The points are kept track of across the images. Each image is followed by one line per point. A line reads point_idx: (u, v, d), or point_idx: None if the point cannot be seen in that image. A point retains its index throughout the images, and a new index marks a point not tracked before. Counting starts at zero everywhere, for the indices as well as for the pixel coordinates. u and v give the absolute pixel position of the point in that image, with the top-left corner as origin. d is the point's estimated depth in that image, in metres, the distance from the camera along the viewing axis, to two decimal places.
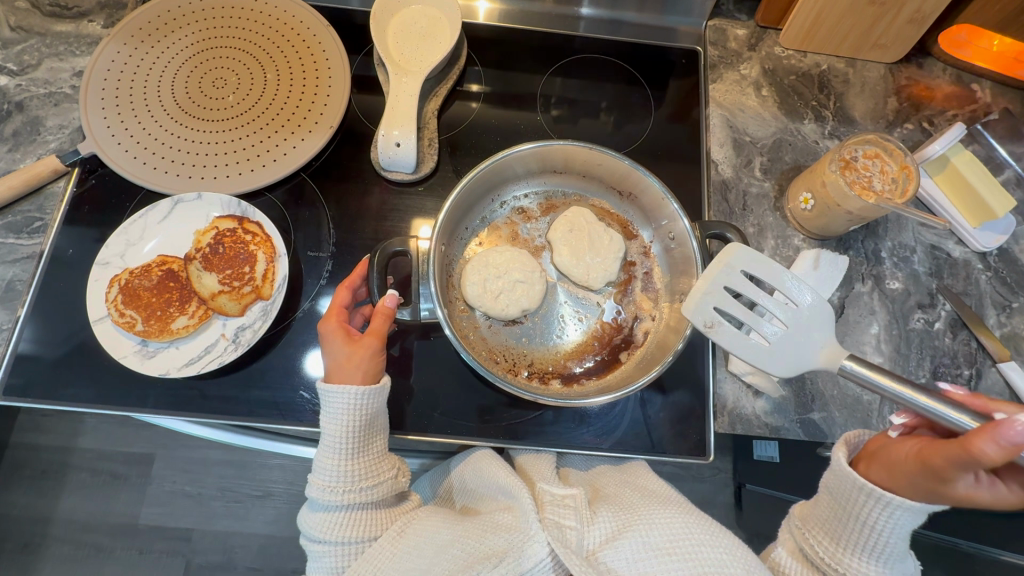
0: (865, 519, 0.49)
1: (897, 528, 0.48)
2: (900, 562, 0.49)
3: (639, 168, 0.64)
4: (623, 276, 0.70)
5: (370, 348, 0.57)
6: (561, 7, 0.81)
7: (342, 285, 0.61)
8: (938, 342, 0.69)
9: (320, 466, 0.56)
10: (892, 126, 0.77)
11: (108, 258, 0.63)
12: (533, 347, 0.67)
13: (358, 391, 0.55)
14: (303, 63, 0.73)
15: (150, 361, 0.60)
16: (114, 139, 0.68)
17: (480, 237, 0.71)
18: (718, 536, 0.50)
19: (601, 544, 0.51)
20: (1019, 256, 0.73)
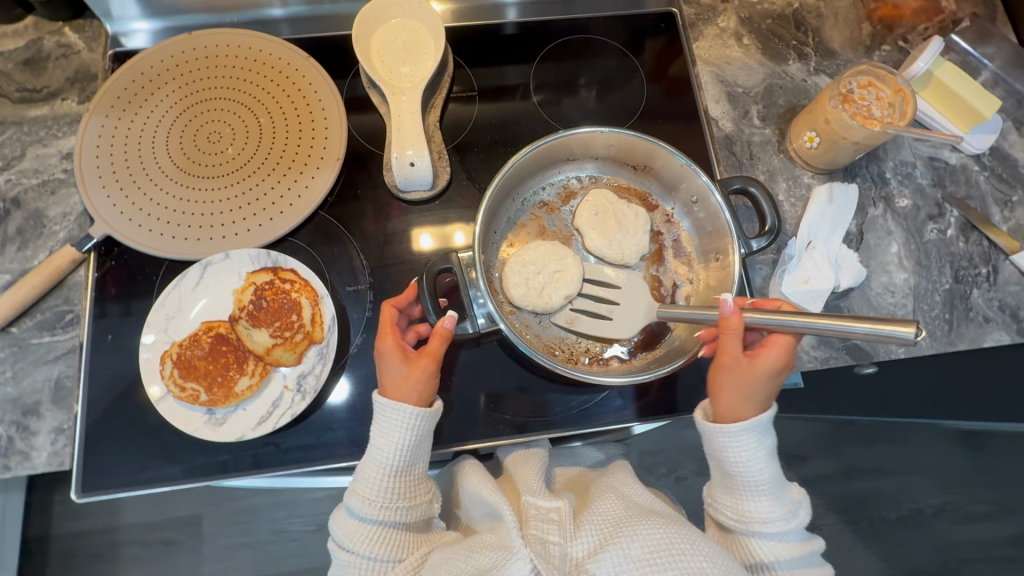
0: (730, 462, 0.52)
1: (750, 455, 0.52)
2: (777, 486, 0.52)
3: (653, 142, 0.66)
4: (654, 247, 0.72)
5: (428, 369, 0.58)
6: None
7: (388, 305, 0.63)
8: (954, 248, 0.73)
9: (362, 477, 0.57)
10: (871, 51, 0.80)
11: (153, 335, 0.62)
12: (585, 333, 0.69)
13: (413, 412, 0.56)
14: (294, 100, 0.72)
15: (222, 428, 0.60)
16: (124, 215, 0.67)
17: (510, 239, 0.71)
18: (699, 543, 0.49)
19: (589, 554, 0.49)
20: (1010, 151, 0.77)
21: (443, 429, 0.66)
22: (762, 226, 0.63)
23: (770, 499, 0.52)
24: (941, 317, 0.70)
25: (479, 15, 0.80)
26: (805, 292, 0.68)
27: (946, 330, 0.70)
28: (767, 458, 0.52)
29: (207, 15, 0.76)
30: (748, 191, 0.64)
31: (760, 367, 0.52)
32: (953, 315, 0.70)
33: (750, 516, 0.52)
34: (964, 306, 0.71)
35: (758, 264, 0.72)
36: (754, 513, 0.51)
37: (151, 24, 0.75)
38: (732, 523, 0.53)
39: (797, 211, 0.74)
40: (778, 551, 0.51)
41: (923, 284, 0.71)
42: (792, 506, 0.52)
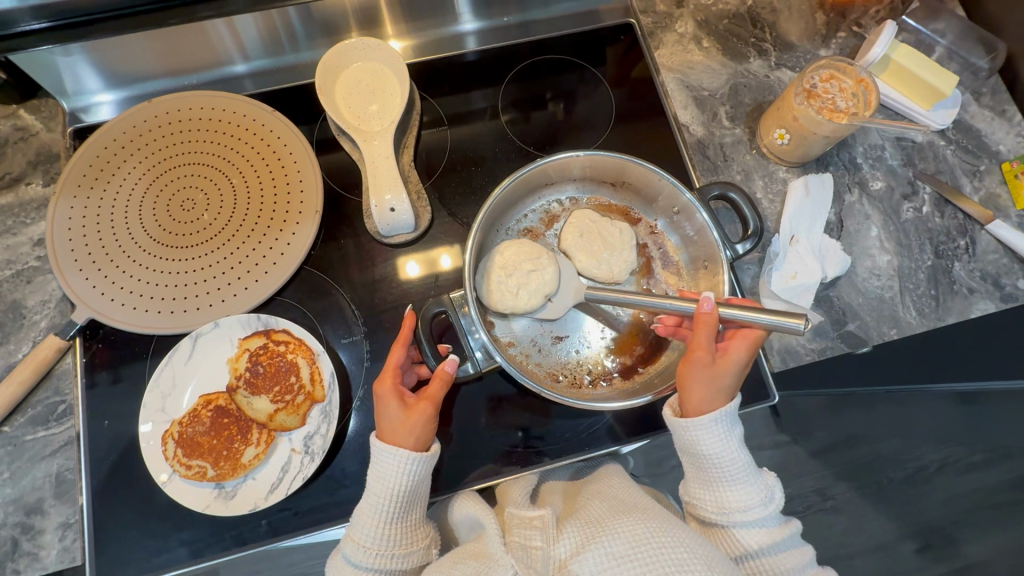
0: (701, 450, 0.53)
1: (721, 442, 0.53)
2: (751, 474, 0.53)
3: (628, 160, 0.67)
4: (642, 260, 0.73)
5: (426, 414, 0.57)
6: (446, 30, 0.80)
7: (397, 345, 0.60)
8: (931, 224, 0.74)
9: (358, 523, 0.56)
10: (827, 39, 0.81)
11: (151, 416, 0.61)
12: (585, 355, 0.69)
13: (409, 457, 0.55)
14: (265, 157, 0.72)
15: (234, 502, 0.59)
16: (105, 296, 0.66)
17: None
18: (679, 536, 0.47)
19: (572, 554, 0.48)
20: (972, 123, 0.79)
21: (457, 469, 0.66)
22: (745, 229, 0.64)
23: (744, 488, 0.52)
24: (927, 294, 0.71)
25: (441, 47, 0.80)
26: (793, 287, 0.69)
27: (933, 307, 0.71)
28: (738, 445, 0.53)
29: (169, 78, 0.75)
30: (728, 196, 0.65)
31: (730, 361, 0.55)
32: (938, 290, 0.72)
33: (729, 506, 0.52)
34: (948, 281, 0.72)
35: (746, 264, 0.73)
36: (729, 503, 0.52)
37: (114, 94, 0.74)
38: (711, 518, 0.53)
39: (776, 207, 0.75)
40: (761, 538, 0.51)
41: (906, 264, 0.73)
42: (768, 493, 0.52)
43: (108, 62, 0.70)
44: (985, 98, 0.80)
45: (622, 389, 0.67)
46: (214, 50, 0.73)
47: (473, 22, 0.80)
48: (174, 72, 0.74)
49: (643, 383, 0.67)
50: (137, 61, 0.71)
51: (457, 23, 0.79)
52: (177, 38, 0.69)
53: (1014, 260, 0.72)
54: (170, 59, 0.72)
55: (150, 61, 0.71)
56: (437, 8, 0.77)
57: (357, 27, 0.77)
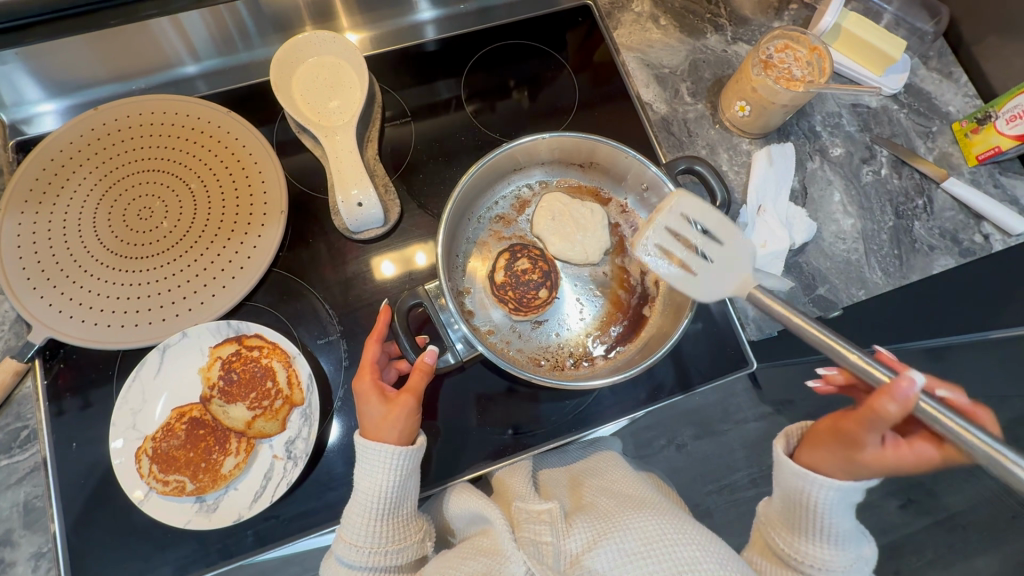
0: (812, 509, 0.52)
1: (831, 512, 0.51)
2: (849, 540, 0.52)
3: (595, 139, 0.67)
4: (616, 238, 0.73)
5: (407, 406, 0.56)
6: (402, 21, 0.79)
7: (371, 339, 0.60)
8: (890, 185, 0.77)
9: (348, 523, 0.55)
10: (780, 12, 0.83)
11: (121, 433, 0.59)
12: (566, 337, 0.69)
13: (395, 452, 0.54)
14: (223, 160, 0.69)
15: (216, 514, 0.58)
16: (63, 313, 0.63)
17: (473, 260, 0.71)
18: (690, 533, 0.50)
19: (584, 550, 0.50)
20: (922, 86, 0.81)
21: (444, 460, 0.66)
22: (714, 201, 0.65)
23: (836, 546, 0.52)
24: (891, 254, 0.74)
25: (399, 38, 0.79)
26: (763, 255, 0.70)
27: (898, 266, 0.73)
28: (846, 516, 0.52)
29: (119, 82, 0.72)
30: (694, 169, 0.66)
31: (883, 462, 0.48)
32: (901, 250, 0.74)
33: (809, 558, 0.52)
34: (910, 240, 0.74)
35: None
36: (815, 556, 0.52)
37: (59, 103, 0.71)
38: (786, 558, 0.54)
39: (742, 178, 0.76)
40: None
41: (869, 226, 0.75)
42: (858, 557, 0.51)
43: (49, 68, 0.66)
44: (932, 61, 0.83)
45: (605, 369, 0.68)
46: (163, 51, 0.70)
47: (431, 10, 0.79)
48: (123, 76, 0.71)
49: (625, 360, 0.68)
50: (83, 68, 0.68)
51: (412, 12, 0.78)
52: (125, 42, 0.66)
53: (969, 215, 0.75)
54: (117, 64, 0.69)
55: (97, 66, 0.69)
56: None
57: (310, 21, 0.75)
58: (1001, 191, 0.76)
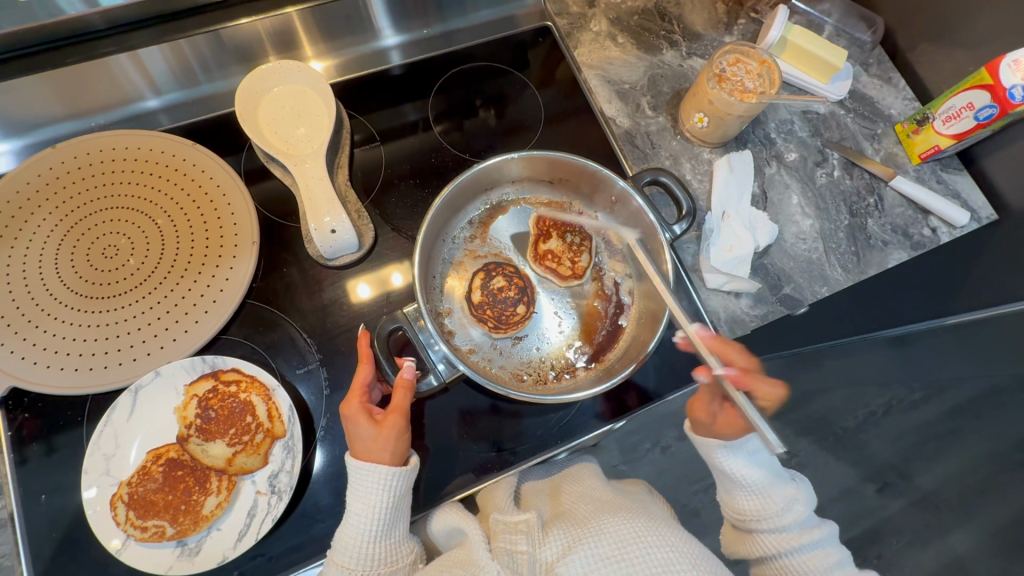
0: (722, 465, 0.60)
1: (743, 468, 0.59)
2: (770, 484, 0.58)
3: (564, 156, 0.69)
4: (579, 241, 0.74)
5: (397, 426, 0.56)
6: (366, 47, 0.79)
7: (362, 362, 0.60)
8: (843, 186, 0.81)
9: (341, 545, 0.54)
10: (730, 27, 0.87)
11: (95, 481, 0.57)
12: (547, 351, 0.70)
13: (388, 473, 0.54)
14: (189, 193, 0.68)
15: (199, 557, 0.56)
16: (27, 360, 0.61)
17: (451, 279, 0.72)
18: (666, 537, 0.49)
19: (558, 557, 0.49)
20: (865, 91, 0.86)
21: (430, 480, 0.66)
22: (679, 210, 0.67)
23: (761, 496, 0.58)
24: (848, 252, 0.77)
25: (366, 64, 0.79)
26: (731, 259, 0.73)
27: (856, 262, 0.76)
28: (757, 468, 0.59)
29: (76, 120, 0.71)
30: (660, 180, 0.68)
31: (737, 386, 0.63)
32: (857, 246, 0.78)
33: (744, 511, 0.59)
34: (865, 236, 0.78)
35: (686, 244, 0.77)
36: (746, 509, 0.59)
37: (12, 143, 0.69)
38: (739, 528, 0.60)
39: (706, 186, 0.79)
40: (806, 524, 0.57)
41: (827, 226, 0.79)
42: (774, 492, 0.58)
43: (4, 108, 0.66)
44: (872, 68, 0.88)
45: (587, 380, 0.69)
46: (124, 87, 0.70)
47: (396, 36, 0.80)
48: (81, 113, 0.70)
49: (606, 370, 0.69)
50: (37, 106, 0.67)
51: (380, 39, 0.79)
52: (79, 77, 0.66)
53: (917, 210, 0.80)
54: (74, 101, 0.69)
55: (52, 105, 0.68)
56: (354, 26, 0.77)
57: (273, 51, 0.75)
58: (943, 186, 0.82)
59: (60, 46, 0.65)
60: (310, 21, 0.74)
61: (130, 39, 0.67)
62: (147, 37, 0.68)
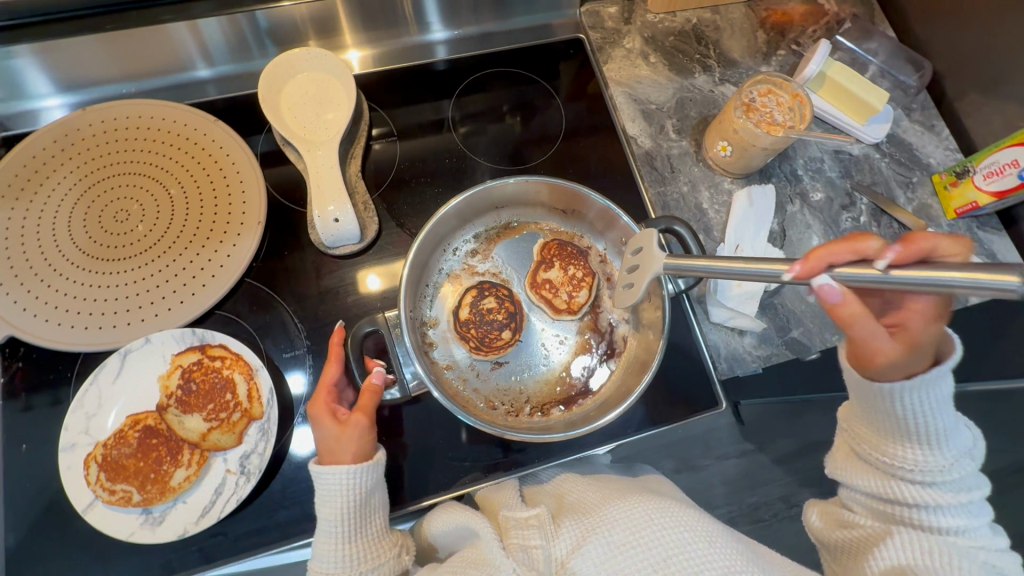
0: (892, 407, 0.47)
1: (929, 406, 0.46)
2: (952, 433, 0.46)
3: (579, 189, 0.68)
4: (580, 275, 0.72)
5: (360, 425, 0.56)
6: (415, 38, 0.80)
7: (329, 361, 0.60)
8: (868, 233, 0.77)
9: (318, 553, 0.53)
10: (768, 56, 0.85)
11: (73, 438, 0.58)
12: (525, 383, 0.69)
13: (351, 470, 0.53)
14: (205, 168, 0.70)
15: (161, 528, 0.56)
16: (28, 312, 0.62)
17: (444, 289, 0.72)
18: (679, 516, 0.50)
19: (570, 554, 0.50)
20: (903, 137, 0.82)
21: (401, 482, 0.65)
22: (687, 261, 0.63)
23: (936, 443, 0.46)
24: None
25: (400, 57, 0.80)
26: (738, 295, 0.70)
27: None
28: (941, 406, 0.46)
29: (132, 82, 0.73)
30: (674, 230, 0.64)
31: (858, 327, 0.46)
32: None
33: (903, 459, 0.48)
34: None
35: None
36: (908, 456, 0.47)
37: (65, 98, 0.72)
38: (875, 464, 0.50)
39: (722, 217, 0.76)
40: (934, 495, 0.46)
41: None
42: (950, 446, 0.46)
43: (62, 66, 0.68)
44: (915, 114, 0.84)
45: (556, 418, 0.67)
46: (177, 56, 0.71)
47: (446, 31, 0.81)
48: (136, 75, 0.72)
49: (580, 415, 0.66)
50: (98, 67, 0.69)
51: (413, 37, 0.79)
52: (139, 41, 0.67)
53: None
54: (126, 65, 0.70)
55: (112, 66, 0.70)
56: (392, 21, 0.77)
57: (314, 35, 0.76)
58: (977, 245, 0.78)
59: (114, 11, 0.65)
60: (352, 11, 0.74)
61: (188, 7, 0.66)
62: (204, 9, 0.67)
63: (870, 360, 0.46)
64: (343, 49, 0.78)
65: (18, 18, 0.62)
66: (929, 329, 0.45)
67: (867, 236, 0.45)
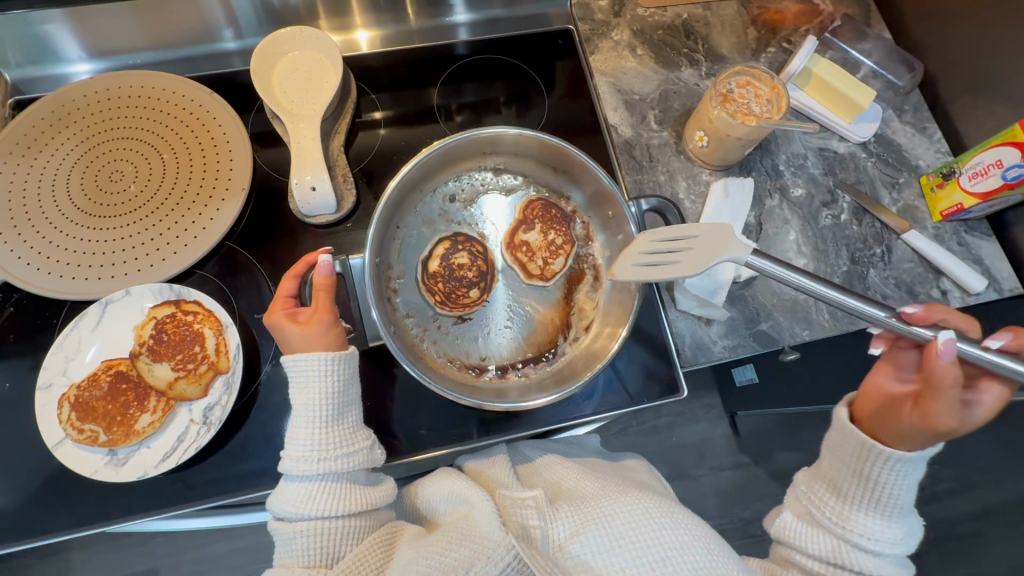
0: (875, 473, 0.51)
1: (901, 479, 0.51)
2: (903, 515, 0.52)
3: (563, 143, 0.69)
4: (559, 243, 0.74)
5: (323, 323, 0.60)
6: (430, 22, 0.84)
7: (286, 277, 0.63)
8: (849, 231, 0.76)
9: (294, 437, 0.57)
10: (757, 53, 0.85)
11: (50, 379, 0.61)
12: (485, 342, 0.71)
13: (326, 358, 0.58)
14: (197, 135, 0.73)
15: (123, 469, 0.59)
16: (22, 260, 0.67)
17: (420, 233, 0.74)
18: (679, 519, 0.53)
19: (568, 537, 0.53)
20: (893, 137, 0.81)
21: None
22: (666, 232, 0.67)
23: (890, 518, 0.51)
24: None
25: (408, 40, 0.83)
26: (706, 284, 0.70)
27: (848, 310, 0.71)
28: (908, 488, 0.52)
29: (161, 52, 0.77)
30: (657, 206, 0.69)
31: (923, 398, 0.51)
32: None
33: (859, 527, 0.51)
34: (863, 286, 0.74)
35: None
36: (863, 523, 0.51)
37: (93, 64, 0.77)
38: (828, 526, 0.53)
39: (698, 207, 0.76)
40: (867, 563, 0.50)
41: (822, 268, 0.74)
42: (898, 526, 0.51)
43: (89, 32, 0.73)
44: (907, 115, 0.83)
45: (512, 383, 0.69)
46: (204, 24, 0.76)
47: (468, 14, 0.84)
48: (166, 45, 0.77)
49: (537, 380, 0.69)
50: (129, 34, 0.74)
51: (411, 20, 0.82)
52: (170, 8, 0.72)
53: (929, 269, 0.74)
54: (154, 33, 0.75)
55: (143, 35, 0.75)
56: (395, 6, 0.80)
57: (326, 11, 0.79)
58: (964, 249, 0.76)
59: None
60: None
61: None
62: None
63: (943, 430, 0.50)
64: (351, 31, 0.81)
65: None
66: (987, 415, 0.51)
67: (977, 322, 0.54)
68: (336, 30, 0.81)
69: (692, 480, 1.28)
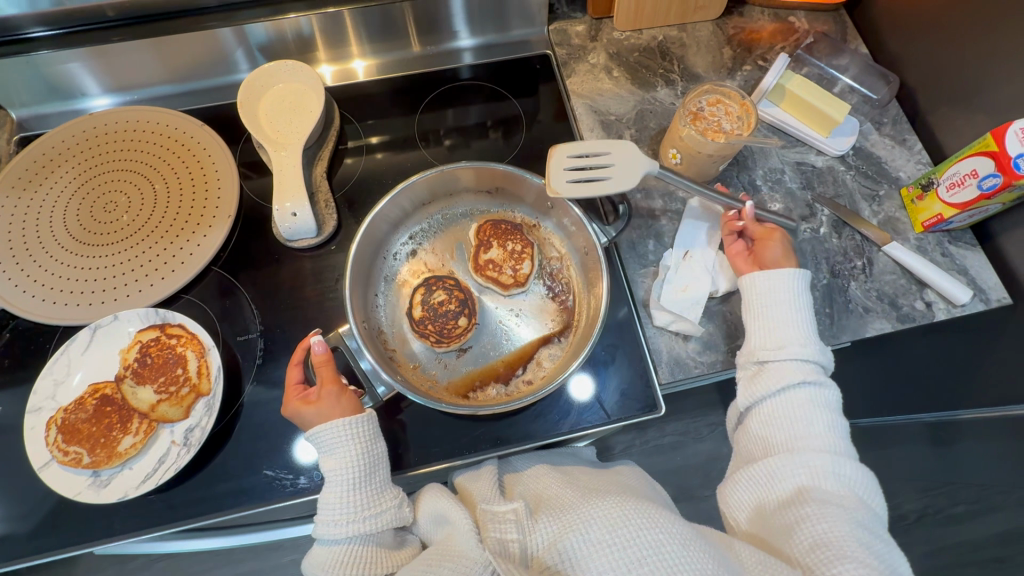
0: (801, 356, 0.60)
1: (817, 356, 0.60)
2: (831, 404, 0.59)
3: (486, 163, 0.73)
4: (520, 249, 0.76)
5: (333, 395, 0.62)
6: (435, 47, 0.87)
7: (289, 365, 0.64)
8: (829, 245, 0.76)
9: (325, 502, 0.59)
10: (733, 72, 0.86)
11: (40, 403, 0.64)
12: (491, 360, 0.72)
13: (352, 421, 0.60)
14: (187, 166, 0.76)
15: (105, 490, 0.61)
16: (18, 287, 0.70)
17: (393, 296, 0.76)
18: (653, 516, 0.51)
19: (547, 547, 0.52)
20: (872, 150, 0.81)
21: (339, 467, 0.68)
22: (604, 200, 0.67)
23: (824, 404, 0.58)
24: (822, 312, 0.72)
25: (405, 67, 0.86)
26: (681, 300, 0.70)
27: (828, 325, 0.71)
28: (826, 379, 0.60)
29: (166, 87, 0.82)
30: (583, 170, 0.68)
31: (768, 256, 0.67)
32: (832, 309, 0.72)
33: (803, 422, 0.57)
34: (844, 300, 0.73)
35: (640, 277, 0.73)
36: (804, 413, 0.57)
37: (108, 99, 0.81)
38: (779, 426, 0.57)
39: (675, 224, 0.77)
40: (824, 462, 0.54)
41: None
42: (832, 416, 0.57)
43: (97, 72, 0.77)
44: (886, 127, 0.83)
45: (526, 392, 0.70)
46: (218, 59, 0.80)
47: (471, 38, 0.87)
48: (179, 78, 0.81)
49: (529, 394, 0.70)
50: (140, 71, 0.78)
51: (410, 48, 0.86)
52: (181, 46, 0.76)
53: (911, 281, 0.73)
54: (173, 68, 0.79)
55: (153, 70, 0.79)
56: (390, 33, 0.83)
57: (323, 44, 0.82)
58: (948, 261, 0.74)
59: (156, 21, 0.75)
60: (362, 25, 0.81)
61: (235, 15, 0.76)
62: (250, 15, 0.76)
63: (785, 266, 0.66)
64: (347, 61, 0.85)
65: (77, 25, 0.73)
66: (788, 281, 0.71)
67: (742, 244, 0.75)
68: (331, 60, 0.84)
69: (697, 501, 1.26)
